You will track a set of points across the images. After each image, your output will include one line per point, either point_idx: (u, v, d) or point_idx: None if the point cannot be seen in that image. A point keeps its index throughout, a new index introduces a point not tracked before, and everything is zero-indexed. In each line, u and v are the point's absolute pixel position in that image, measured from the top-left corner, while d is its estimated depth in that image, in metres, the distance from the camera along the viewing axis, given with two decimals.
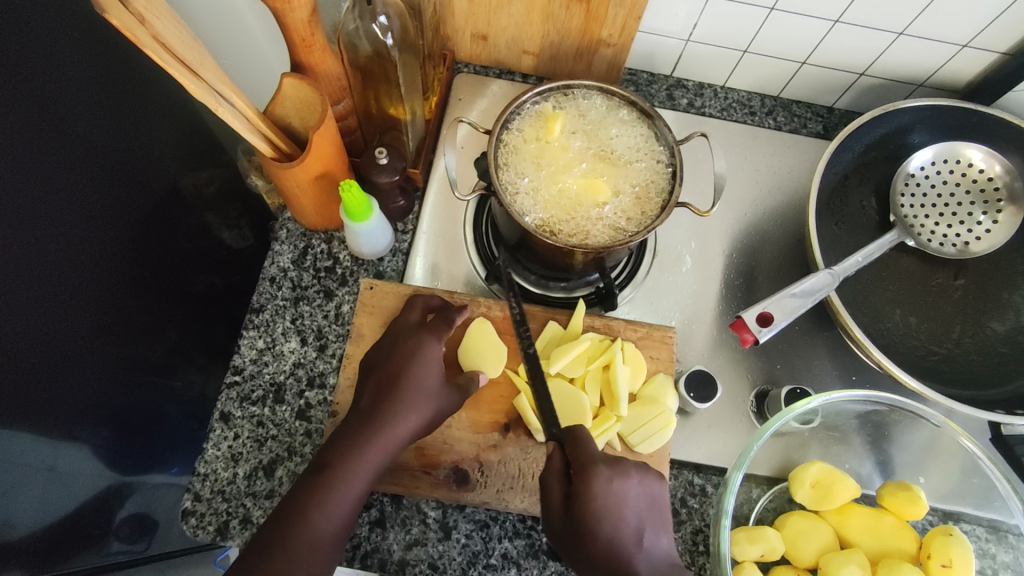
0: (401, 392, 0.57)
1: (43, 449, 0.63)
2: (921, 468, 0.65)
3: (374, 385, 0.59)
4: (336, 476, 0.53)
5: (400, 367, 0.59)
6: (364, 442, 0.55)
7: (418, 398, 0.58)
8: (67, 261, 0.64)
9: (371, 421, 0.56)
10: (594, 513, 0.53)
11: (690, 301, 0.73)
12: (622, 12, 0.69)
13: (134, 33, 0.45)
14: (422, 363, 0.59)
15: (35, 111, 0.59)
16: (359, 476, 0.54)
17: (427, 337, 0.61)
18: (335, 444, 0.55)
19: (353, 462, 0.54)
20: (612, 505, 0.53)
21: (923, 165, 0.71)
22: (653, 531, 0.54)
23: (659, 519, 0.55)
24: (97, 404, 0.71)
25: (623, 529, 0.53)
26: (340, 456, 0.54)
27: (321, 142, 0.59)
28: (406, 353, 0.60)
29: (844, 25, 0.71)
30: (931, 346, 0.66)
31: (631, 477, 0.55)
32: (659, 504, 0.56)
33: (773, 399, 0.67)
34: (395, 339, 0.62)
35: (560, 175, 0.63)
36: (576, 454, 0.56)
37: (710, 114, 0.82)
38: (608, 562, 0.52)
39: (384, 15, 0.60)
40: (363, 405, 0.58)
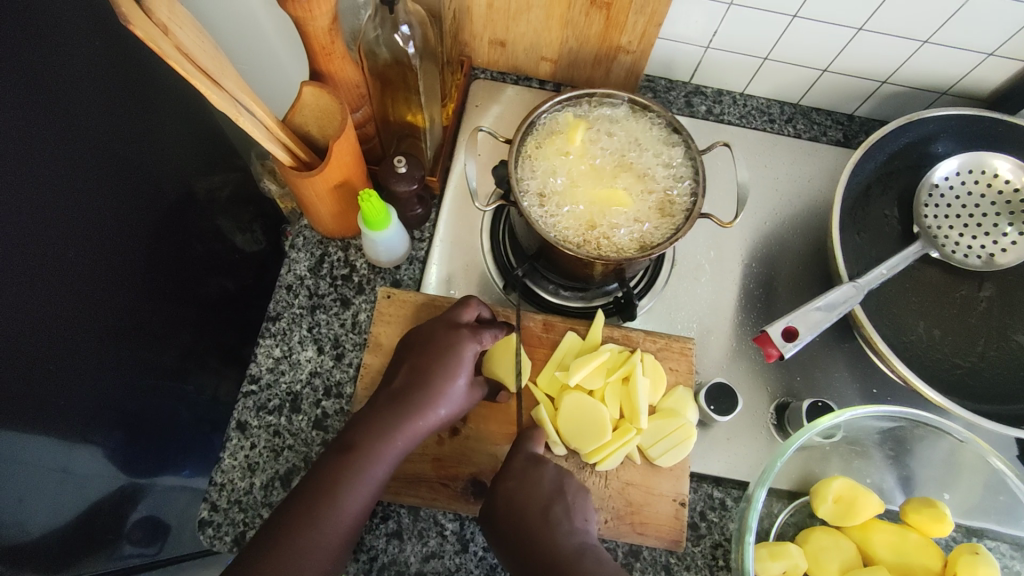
0: (431, 387, 0.56)
1: (58, 452, 0.64)
2: (945, 483, 0.64)
3: (404, 375, 0.58)
4: (354, 470, 0.53)
5: (435, 364, 0.57)
6: (388, 436, 0.54)
7: (448, 395, 0.57)
8: (82, 266, 0.64)
9: (397, 412, 0.55)
10: (507, 494, 0.54)
11: (709, 311, 0.72)
12: (643, 19, 0.68)
13: (158, 44, 0.44)
14: (459, 361, 0.57)
15: (52, 117, 0.59)
16: (378, 469, 0.53)
17: (467, 335, 0.59)
18: (359, 435, 0.54)
19: (375, 455, 0.53)
20: (522, 488, 0.54)
21: (948, 175, 0.70)
22: (572, 520, 0.53)
23: (576, 508, 0.54)
24: (111, 408, 0.70)
25: (526, 511, 0.53)
26: (363, 450, 0.53)
27: (340, 151, 0.58)
28: (442, 348, 0.58)
29: (868, 33, 0.70)
30: (955, 360, 0.65)
31: (547, 466, 0.56)
32: (580, 498, 0.55)
33: (795, 412, 0.66)
34: (432, 331, 0.60)
35: (582, 184, 0.62)
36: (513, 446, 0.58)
37: (729, 121, 0.81)
38: (517, 541, 0.52)
39: (406, 24, 0.59)
40: (389, 394, 0.57)
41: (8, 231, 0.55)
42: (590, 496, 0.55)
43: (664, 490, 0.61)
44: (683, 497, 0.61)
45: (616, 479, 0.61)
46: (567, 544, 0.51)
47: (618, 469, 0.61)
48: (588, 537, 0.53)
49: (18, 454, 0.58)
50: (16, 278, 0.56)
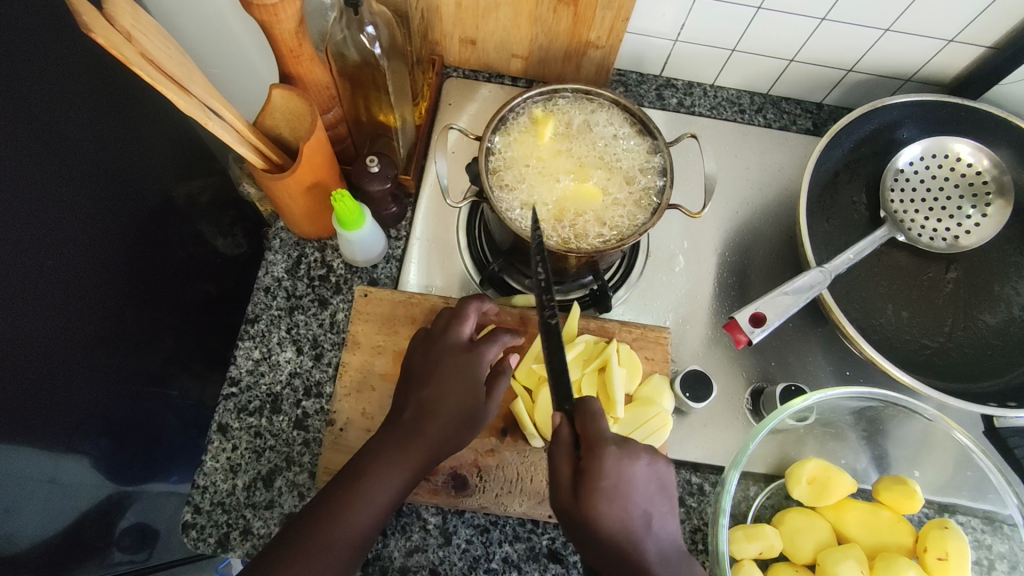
0: (443, 415, 0.57)
1: (44, 460, 0.64)
2: (916, 461, 0.66)
3: (416, 406, 0.58)
4: (370, 489, 0.53)
5: (445, 387, 0.58)
6: (397, 462, 0.55)
7: (466, 416, 0.57)
8: (59, 273, 0.64)
9: (409, 440, 0.56)
10: (606, 495, 0.48)
11: (684, 300, 0.73)
12: (610, 14, 0.69)
13: (123, 50, 0.45)
14: (465, 387, 0.58)
15: (23, 123, 0.59)
16: (391, 491, 0.54)
17: (474, 356, 0.59)
18: (369, 461, 0.55)
19: (388, 480, 0.54)
20: (622, 489, 0.49)
21: (912, 161, 0.71)
22: (657, 517, 0.51)
23: (668, 503, 0.52)
24: (96, 415, 0.71)
25: (628, 512, 0.49)
26: (374, 473, 0.54)
27: (311, 153, 0.59)
28: (454, 374, 0.58)
29: (831, 23, 0.71)
30: (923, 340, 0.66)
31: (643, 460, 0.51)
32: (665, 485, 0.52)
33: (768, 397, 0.67)
34: (441, 354, 0.60)
35: (551, 179, 0.63)
36: (584, 428, 0.50)
37: (700, 112, 0.82)
38: (621, 548, 0.48)
39: (372, 25, 0.60)
40: (402, 424, 0.57)
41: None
42: (671, 481, 0.53)
43: None
44: None
45: None
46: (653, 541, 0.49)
47: None
48: (665, 530, 0.51)
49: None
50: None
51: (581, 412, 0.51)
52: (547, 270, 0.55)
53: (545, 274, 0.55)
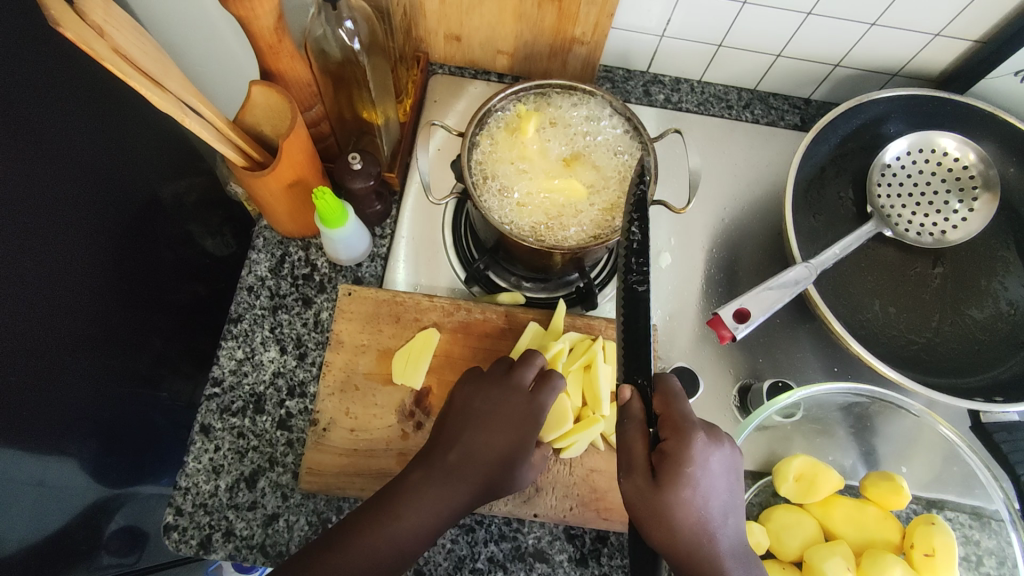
0: (481, 463, 0.54)
1: (31, 465, 0.63)
2: (904, 457, 0.66)
3: (460, 451, 0.54)
4: (395, 539, 0.50)
5: (504, 441, 0.55)
6: (438, 517, 0.52)
7: (511, 476, 0.55)
8: (42, 272, 0.63)
9: (451, 492, 0.52)
10: (689, 481, 0.47)
11: (671, 297, 0.73)
12: (595, 9, 0.68)
13: (93, 46, 0.44)
14: (519, 435, 0.55)
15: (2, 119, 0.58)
16: (411, 533, 0.51)
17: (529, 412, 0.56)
18: (404, 510, 0.51)
19: (409, 520, 0.51)
20: (703, 479, 0.48)
21: (898, 156, 0.71)
22: (732, 510, 0.50)
23: (735, 500, 0.51)
24: (83, 418, 0.70)
25: (708, 503, 0.48)
26: (405, 522, 0.51)
27: (291, 150, 0.58)
28: (503, 419, 0.55)
29: (817, 17, 0.70)
30: (910, 335, 0.66)
31: (727, 450, 0.50)
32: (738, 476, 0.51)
33: (756, 393, 0.67)
34: (501, 398, 0.56)
35: (534, 175, 0.62)
36: (664, 409, 0.51)
37: (687, 109, 0.82)
38: (695, 540, 0.47)
39: (350, 20, 0.59)
40: (443, 467, 0.53)
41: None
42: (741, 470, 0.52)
43: None
44: None
45: (580, 466, 0.62)
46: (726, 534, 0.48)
47: (582, 456, 0.62)
48: (736, 523, 0.50)
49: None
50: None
51: (662, 395, 0.51)
52: (642, 229, 0.56)
53: (638, 233, 0.56)
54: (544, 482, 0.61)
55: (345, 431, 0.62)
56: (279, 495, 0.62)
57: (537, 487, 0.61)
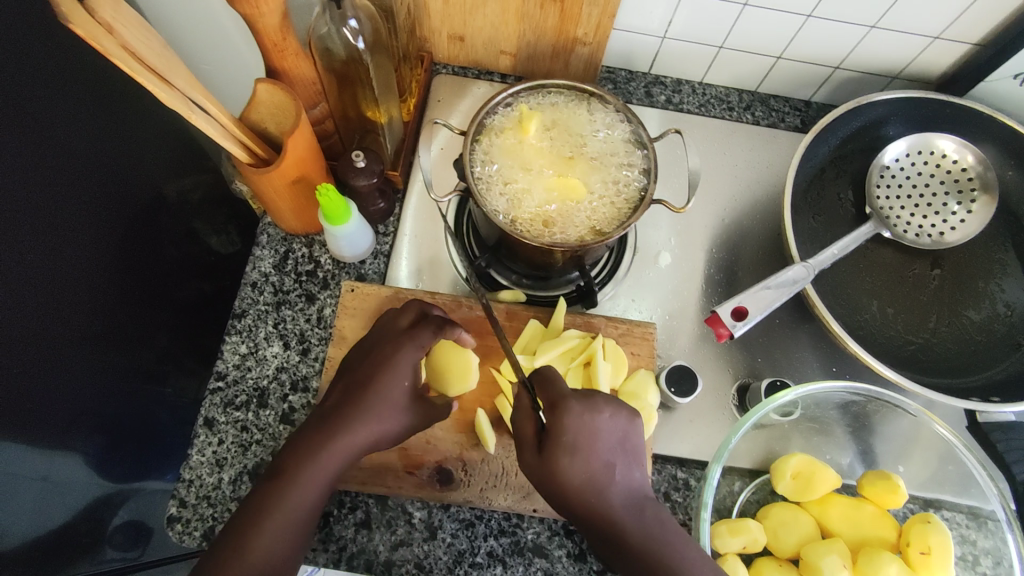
0: (371, 397, 0.55)
1: (32, 459, 0.63)
2: (901, 457, 0.66)
3: (342, 390, 0.57)
4: (297, 478, 0.51)
5: (371, 374, 0.56)
6: (320, 450, 0.53)
7: (389, 402, 0.55)
8: (48, 268, 0.63)
9: (325, 428, 0.54)
10: (570, 448, 0.52)
11: (670, 297, 0.74)
12: (597, 10, 0.69)
13: (103, 42, 0.45)
14: (404, 371, 0.56)
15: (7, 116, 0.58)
16: (316, 483, 0.52)
17: (405, 347, 0.57)
18: (291, 452, 0.53)
19: (314, 468, 0.52)
20: (586, 441, 0.53)
21: (897, 158, 0.71)
22: (627, 469, 0.54)
23: (634, 456, 0.55)
24: (87, 412, 0.71)
25: (593, 465, 0.52)
26: (297, 461, 0.52)
27: (296, 147, 0.59)
28: (383, 358, 0.57)
29: (817, 20, 0.71)
30: (908, 336, 0.66)
31: (607, 414, 0.55)
32: (632, 438, 0.55)
33: (754, 392, 0.68)
34: (375, 341, 0.59)
35: (535, 173, 0.63)
36: (544, 392, 0.55)
37: (688, 109, 0.82)
38: (586, 499, 0.52)
39: (356, 19, 0.60)
40: (322, 411, 0.56)
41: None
42: (640, 431, 0.56)
43: None
44: None
45: None
46: (619, 491, 0.53)
47: None
48: (635, 480, 0.54)
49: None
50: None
51: (541, 380, 0.56)
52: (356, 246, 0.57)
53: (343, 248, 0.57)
54: None
55: None
56: None
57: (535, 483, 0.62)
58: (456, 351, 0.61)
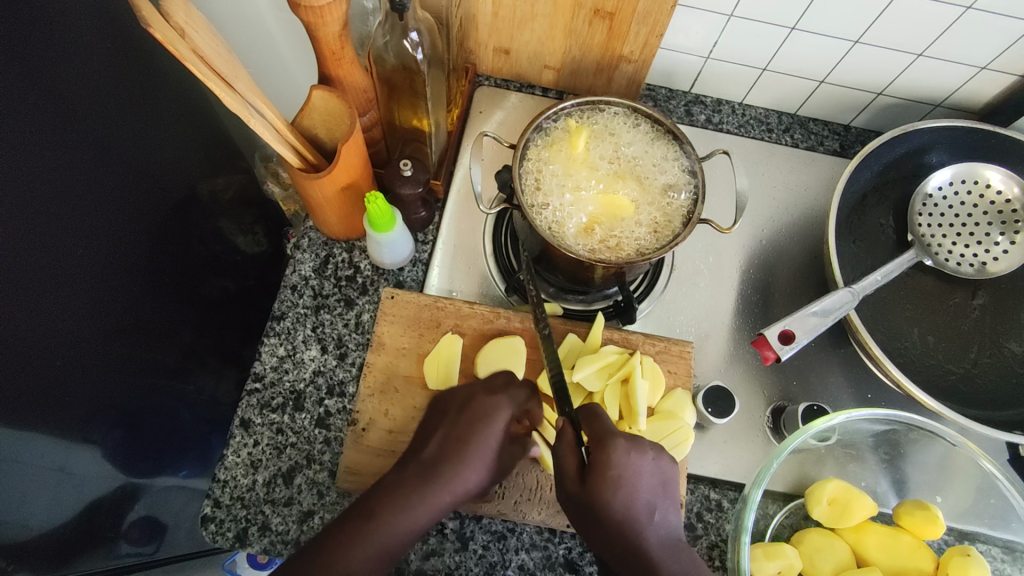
0: (463, 454, 0.55)
1: (58, 451, 0.63)
2: (938, 487, 0.65)
3: (437, 442, 0.56)
4: (379, 530, 0.51)
5: (468, 430, 0.56)
6: (409, 504, 0.52)
7: (480, 465, 0.56)
8: (86, 263, 0.64)
9: (421, 485, 0.54)
10: (613, 482, 0.52)
11: (705, 316, 0.74)
12: (645, 29, 0.70)
13: (174, 46, 0.46)
14: (494, 437, 0.57)
15: (54, 113, 0.59)
16: (393, 539, 0.51)
17: (503, 406, 0.58)
18: (379, 499, 0.53)
19: (394, 524, 0.51)
20: (627, 478, 0.53)
21: (940, 186, 0.71)
22: (665, 510, 0.54)
23: (671, 496, 0.55)
24: (111, 406, 0.70)
25: (635, 502, 0.52)
26: (384, 513, 0.52)
27: (348, 154, 0.59)
28: (473, 420, 0.57)
29: (864, 45, 0.71)
30: (948, 366, 0.66)
31: (650, 454, 0.54)
32: (672, 481, 0.56)
33: (790, 416, 0.67)
34: (468, 396, 0.59)
35: (582, 190, 0.63)
36: (592, 428, 0.55)
37: (728, 130, 0.83)
38: (623, 535, 0.52)
39: (415, 31, 0.61)
40: (416, 463, 0.55)
41: (12, 229, 0.54)
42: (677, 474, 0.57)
43: None
44: (681, 497, 0.62)
45: None
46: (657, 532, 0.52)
47: None
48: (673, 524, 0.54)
49: (15, 455, 0.57)
50: (17, 276, 0.55)
51: (586, 416, 0.57)
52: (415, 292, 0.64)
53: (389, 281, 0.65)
54: None
55: (383, 432, 0.63)
56: (316, 493, 0.63)
57: None
58: (519, 347, 0.65)
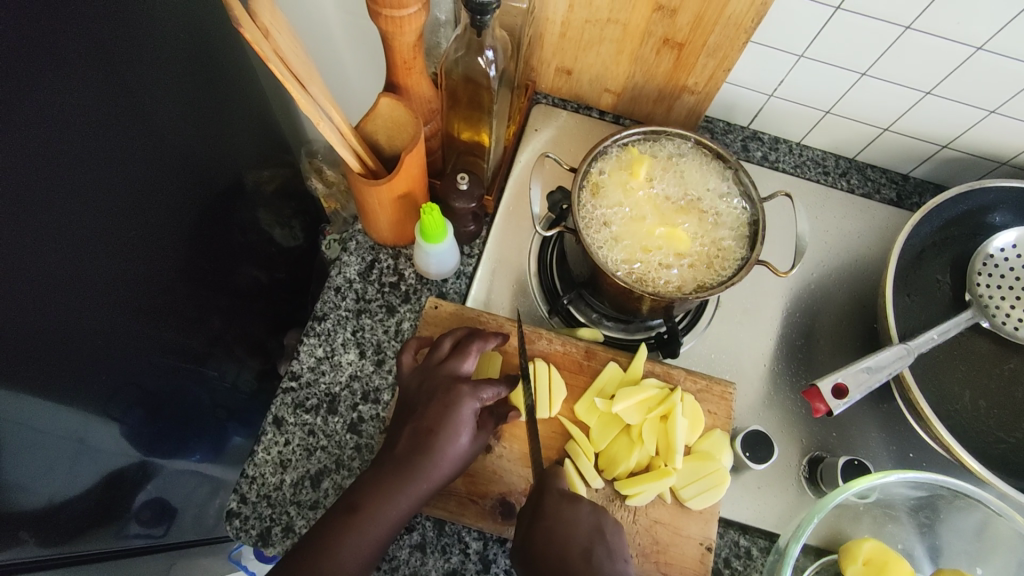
0: (435, 447, 0.55)
1: (83, 433, 0.63)
2: (979, 558, 0.62)
3: (409, 436, 0.56)
4: (360, 524, 0.52)
5: (437, 421, 0.56)
6: (390, 497, 0.53)
7: (452, 453, 0.55)
8: (133, 245, 0.65)
9: (397, 478, 0.54)
10: (546, 527, 0.53)
11: (745, 356, 0.72)
12: (713, 63, 0.69)
13: (261, 47, 0.47)
14: (464, 421, 0.56)
15: (118, 94, 0.60)
16: (378, 530, 0.53)
17: (467, 394, 0.57)
18: (362, 491, 0.54)
19: (379, 516, 0.53)
20: (561, 527, 0.53)
21: (1004, 247, 0.69)
22: (614, 560, 0.52)
23: (617, 547, 0.53)
24: (135, 387, 0.70)
25: (571, 544, 0.52)
26: (366, 507, 0.53)
27: (410, 164, 0.59)
28: (441, 406, 0.56)
29: (935, 97, 0.70)
30: (998, 434, 0.64)
31: (586, 504, 0.54)
32: (617, 536, 0.54)
33: (829, 468, 0.65)
34: (433, 386, 0.58)
35: (637, 220, 0.63)
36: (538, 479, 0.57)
37: (784, 169, 0.82)
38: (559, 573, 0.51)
39: (490, 49, 0.61)
40: (392, 458, 0.55)
41: (70, 205, 0.55)
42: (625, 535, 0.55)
43: (691, 532, 0.60)
44: (710, 541, 0.60)
45: (644, 516, 0.61)
46: None
47: (648, 506, 0.61)
48: None
49: (46, 432, 0.57)
50: (67, 252, 0.56)
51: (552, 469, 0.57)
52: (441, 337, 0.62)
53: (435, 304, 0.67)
54: None
55: None
56: None
57: None
58: (551, 371, 0.64)
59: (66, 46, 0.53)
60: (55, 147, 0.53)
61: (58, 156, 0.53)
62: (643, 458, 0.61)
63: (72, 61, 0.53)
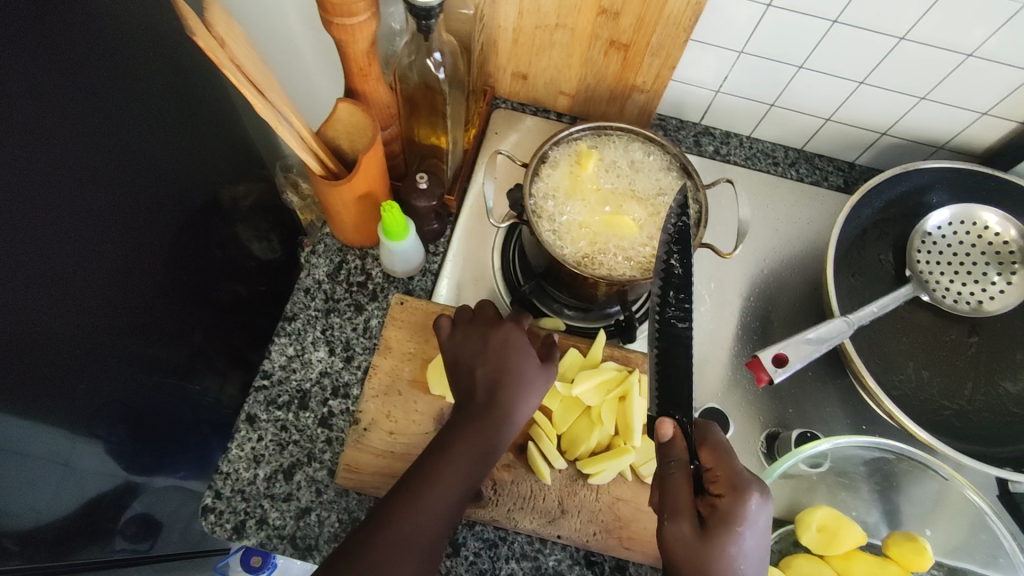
0: (511, 374, 0.58)
1: (64, 445, 0.64)
2: (929, 520, 0.66)
3: (479, 378, 0.59)
4: (455, 460, 0.53)
5: (502, 355, 0.59)
6: (479, 429, 0.55)
7: (529, 379, 0.59)
8: (114, 258, 0.67)
9: (483, 412, 0.56)
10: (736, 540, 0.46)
11: (704, 339, 0.75)
12: (658, 61, 0.73)
13: (216, 55, 0.50)
14: (528, 351, 0.60)
15: (92, 114, 0.62)
16: (473, 464, 0.54)
17: (513, 326, 0.62)
18: (450, 432, 0.55)
19: (473, 450, 0.54)
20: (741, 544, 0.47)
21: (939, 225, 0.73)
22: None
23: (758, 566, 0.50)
24: (117, 402, 0.72)
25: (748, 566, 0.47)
26: (458, 444, 0.54)
27: (369, 164, 0.62)
28: (502, 342, 0.61)
29: (868, 87, 0.74)
30: (943, 402, 0.67)
31: (756, 498, 0.48)
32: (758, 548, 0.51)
33: (785, 441, 0.69)
34: (487, 334, 0.62)
35: (587, 210, 0.66)
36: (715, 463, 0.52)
37: (735, 161, 0.85)
38: None
39: (438, 52, 0.65)
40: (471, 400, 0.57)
41: (50, 221, 0.58)
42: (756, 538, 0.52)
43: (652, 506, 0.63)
44: None
45: (607, 493, 0.63)
46: None
47: (610, 483, 0.63)
48: None
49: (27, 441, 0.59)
50: (48, 268, 0.58)
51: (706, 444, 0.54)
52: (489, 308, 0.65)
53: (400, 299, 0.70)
54: (569, 505, 0.63)
55: (383, 434, 0.64)
56: (314, 490, 0.64)
57: (562, 509, 0.62)
58: None
59: (40, 67, 0.55)
60: (32, 165, 0.55)
61: (36, 174, 0.55)
62: (604, 438, 0.64)
63: (47, 81, 0.56)
